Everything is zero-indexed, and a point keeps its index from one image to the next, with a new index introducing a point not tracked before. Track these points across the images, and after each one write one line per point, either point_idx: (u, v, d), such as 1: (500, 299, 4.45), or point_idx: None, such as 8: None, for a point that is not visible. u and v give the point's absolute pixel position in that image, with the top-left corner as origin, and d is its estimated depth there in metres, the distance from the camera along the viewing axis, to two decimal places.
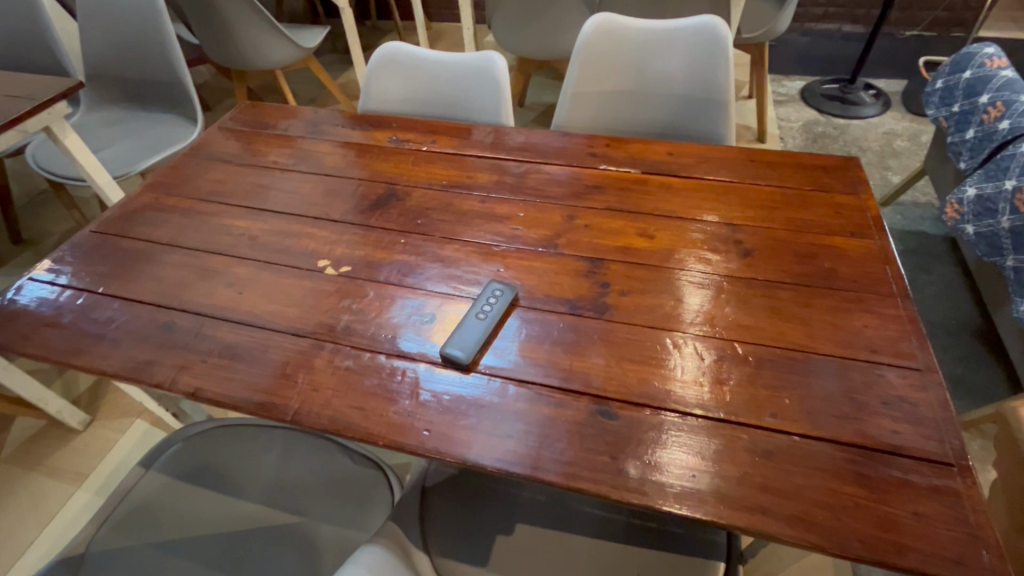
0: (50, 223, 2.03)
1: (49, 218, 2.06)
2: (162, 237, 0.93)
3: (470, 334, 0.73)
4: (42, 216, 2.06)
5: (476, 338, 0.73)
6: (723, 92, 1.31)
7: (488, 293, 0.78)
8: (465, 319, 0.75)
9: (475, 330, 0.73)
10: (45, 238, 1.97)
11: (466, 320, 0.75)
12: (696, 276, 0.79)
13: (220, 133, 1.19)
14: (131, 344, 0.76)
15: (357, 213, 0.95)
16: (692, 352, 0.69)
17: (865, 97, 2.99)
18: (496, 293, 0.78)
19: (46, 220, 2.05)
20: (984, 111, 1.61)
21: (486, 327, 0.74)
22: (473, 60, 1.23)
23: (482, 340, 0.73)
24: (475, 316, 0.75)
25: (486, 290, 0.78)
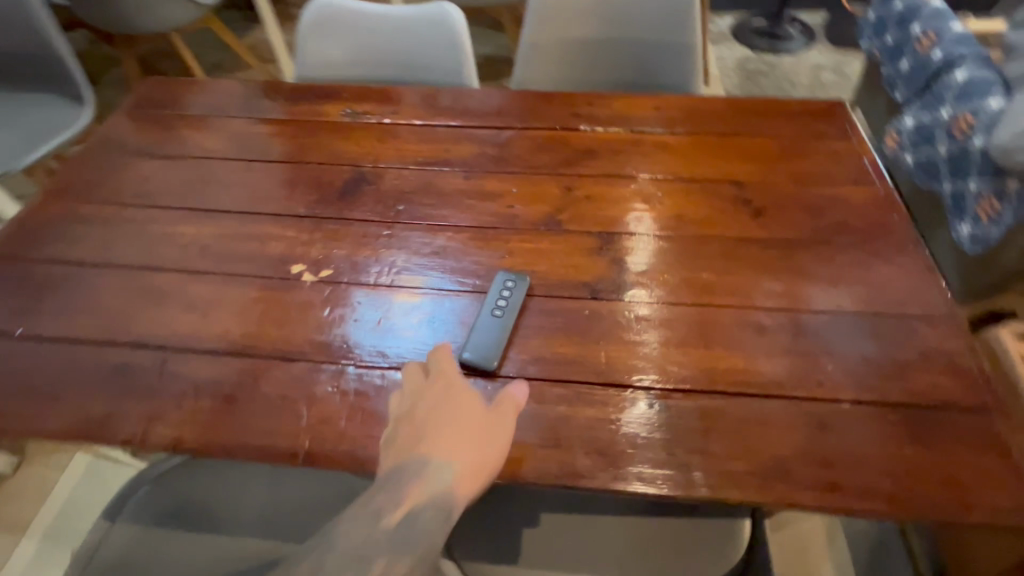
0: None
1: None
2: (86, 256, 0.76)
3: (487, 336, 0.66)
4: None
5: (494, 339, 0.66)
6: (689, 35, 1.25)
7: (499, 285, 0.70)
8: (478, 319, 0.68)
9: (491, 330, 0.66)
10: None
11: (480, 320, 0.67)
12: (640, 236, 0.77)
13: (129, 118, 0.99)
14: (78, 395, 0.63)
15: (325, 204, 0.82)
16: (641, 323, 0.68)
17: (792, 31, 3.04)
18: (507, 284, 0.71)
19: None
20: (917, 42, 1.60)
21: (504, 326, 0.67)
22: (424, 12, 1.08)
23: (502, 341, 0.66)
24: (489, 314, 0.68)
25: (496, 283, 0.71)
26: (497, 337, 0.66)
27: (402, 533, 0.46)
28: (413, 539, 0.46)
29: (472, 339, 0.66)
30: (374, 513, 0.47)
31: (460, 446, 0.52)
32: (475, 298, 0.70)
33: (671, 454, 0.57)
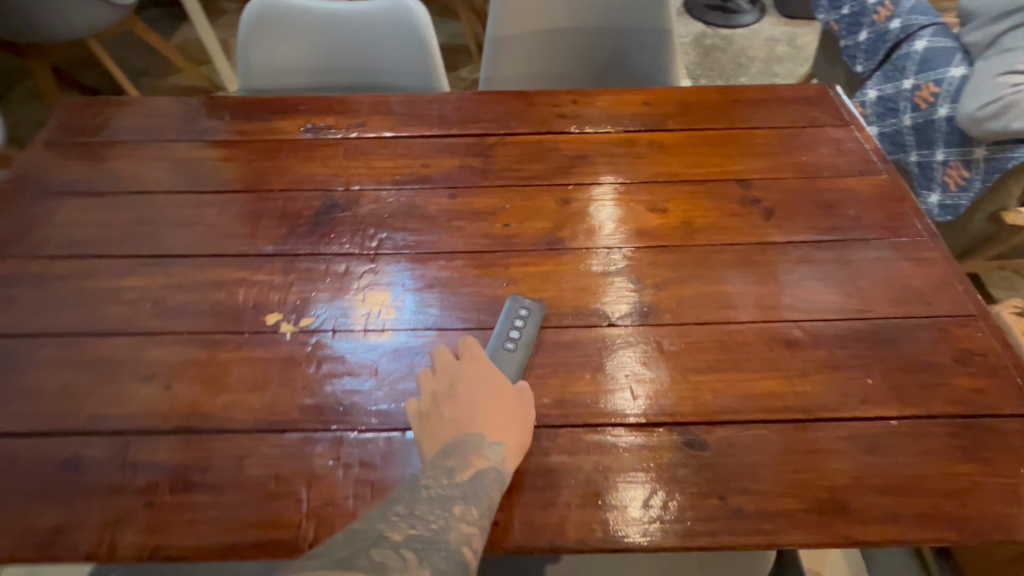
0: None
1: None
2: (12, 327, 0.64)
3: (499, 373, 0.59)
4: None
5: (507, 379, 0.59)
6: (663, 19, 1.19)
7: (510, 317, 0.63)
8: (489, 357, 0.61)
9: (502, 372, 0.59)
10: None
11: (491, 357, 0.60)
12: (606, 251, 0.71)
13: (47, 150, 0.85)
14: (21, 504, 0.52)
15: (295, 239, 0.72)
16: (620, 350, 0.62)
17: (743, 4, 3.03)
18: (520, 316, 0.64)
19: None
20: (874, 12, 1.53)
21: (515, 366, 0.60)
22: (382, 9, 0.98)
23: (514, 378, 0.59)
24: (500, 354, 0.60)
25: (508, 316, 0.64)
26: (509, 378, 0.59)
27: (474, 487, 0.47)
28: (480, 497, 0.47)
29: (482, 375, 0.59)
30: (446, 470, 0.48)
31: (509, 421, 0.54)
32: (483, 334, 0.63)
33: (721, 499, 0.52)
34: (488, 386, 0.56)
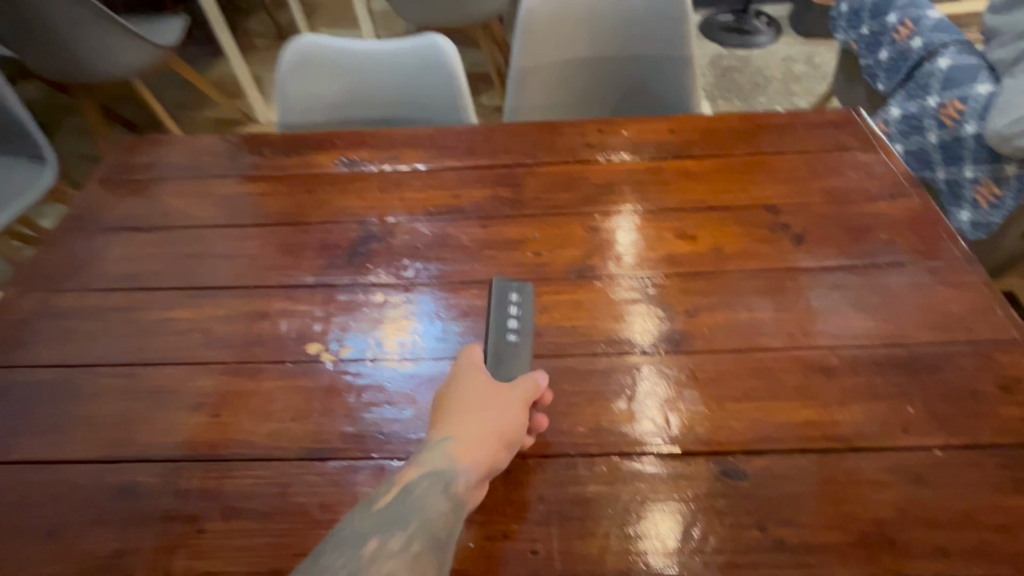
0: None
1: None
2: (70, 357, 0.68)
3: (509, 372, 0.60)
4: None
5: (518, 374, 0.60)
6: (684, 47, 1.22)
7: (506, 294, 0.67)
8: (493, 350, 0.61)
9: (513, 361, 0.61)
10: None
11: (495, 350, 0.61)
12: (630, 280, 0.72)
13: (103, 187, 0.91)
14: (81, 530, 0.55)
15: (333, 269, 0.75)
16: (644, 378, 0.62)
17: (759, 25, 3.05)
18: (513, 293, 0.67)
19: None
20: (894, 31, 1.53)
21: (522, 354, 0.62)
22: (413, 46, 1.02)
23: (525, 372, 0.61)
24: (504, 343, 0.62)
25: (501, 295, 0.66)
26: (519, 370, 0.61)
27: (396, 508, 0.45)
28: (404, 515, 0.45)
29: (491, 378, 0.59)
30: (375, 496, 0.47)
31: (458, 423, 0.52)
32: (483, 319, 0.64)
33: (763, 529, 0.52)
34: (452, 388, 0.55)
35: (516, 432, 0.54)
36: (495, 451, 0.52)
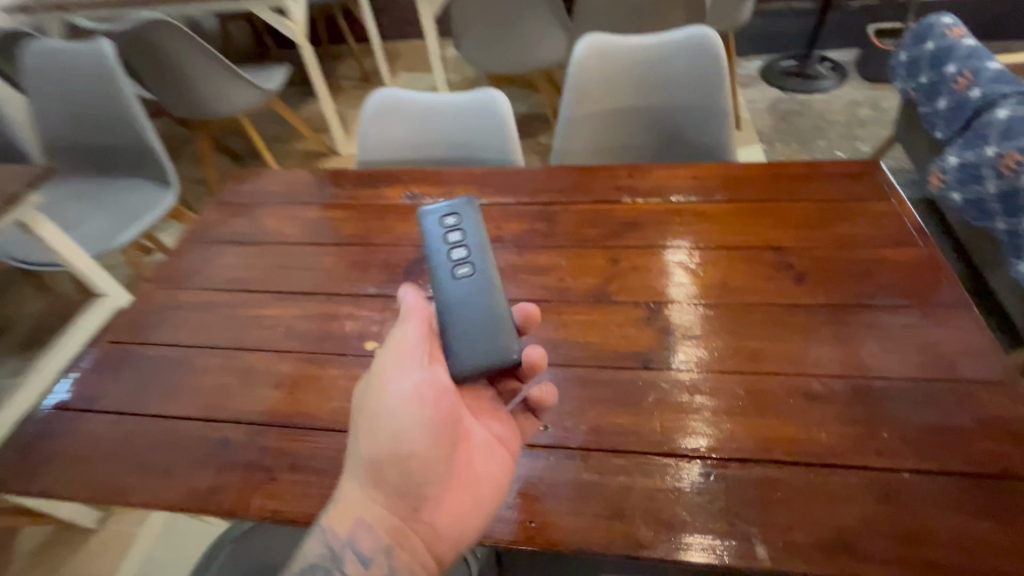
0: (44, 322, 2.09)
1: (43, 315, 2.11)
2: (187, 339, 0.87)
3: (471, 306, 0.64)
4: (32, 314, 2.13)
5: (487, 301, 0.65)
6: (721, 100, 1.32)
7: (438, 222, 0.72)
8: (448, 286, 0.66)
9: (479, 288, 0.66)
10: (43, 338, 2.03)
11: (450, 288, 0.66)
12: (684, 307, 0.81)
13: (219, 208, 1.13)
14: (186, 470, 0.71)
15: (392, 283, 0.91)
16: (698, 391, 0.71)
17: (820, 71, 3.06)
18: (445, 218, 0.72)
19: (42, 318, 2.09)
20: (954, 81, 1.71)
21: (480, 276, 0.67)
22: (473, 99, 1.19)
23: (496, 295, 0.65)
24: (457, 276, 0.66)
25: (435, 228, 0.71)
26: (490, 295, 0.65)
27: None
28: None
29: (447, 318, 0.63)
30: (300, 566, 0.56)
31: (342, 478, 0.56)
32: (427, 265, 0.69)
33: (732, 527, 0.59)
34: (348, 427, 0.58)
35: (385, 444, 0.54)
36: (383, 480, 0.54)
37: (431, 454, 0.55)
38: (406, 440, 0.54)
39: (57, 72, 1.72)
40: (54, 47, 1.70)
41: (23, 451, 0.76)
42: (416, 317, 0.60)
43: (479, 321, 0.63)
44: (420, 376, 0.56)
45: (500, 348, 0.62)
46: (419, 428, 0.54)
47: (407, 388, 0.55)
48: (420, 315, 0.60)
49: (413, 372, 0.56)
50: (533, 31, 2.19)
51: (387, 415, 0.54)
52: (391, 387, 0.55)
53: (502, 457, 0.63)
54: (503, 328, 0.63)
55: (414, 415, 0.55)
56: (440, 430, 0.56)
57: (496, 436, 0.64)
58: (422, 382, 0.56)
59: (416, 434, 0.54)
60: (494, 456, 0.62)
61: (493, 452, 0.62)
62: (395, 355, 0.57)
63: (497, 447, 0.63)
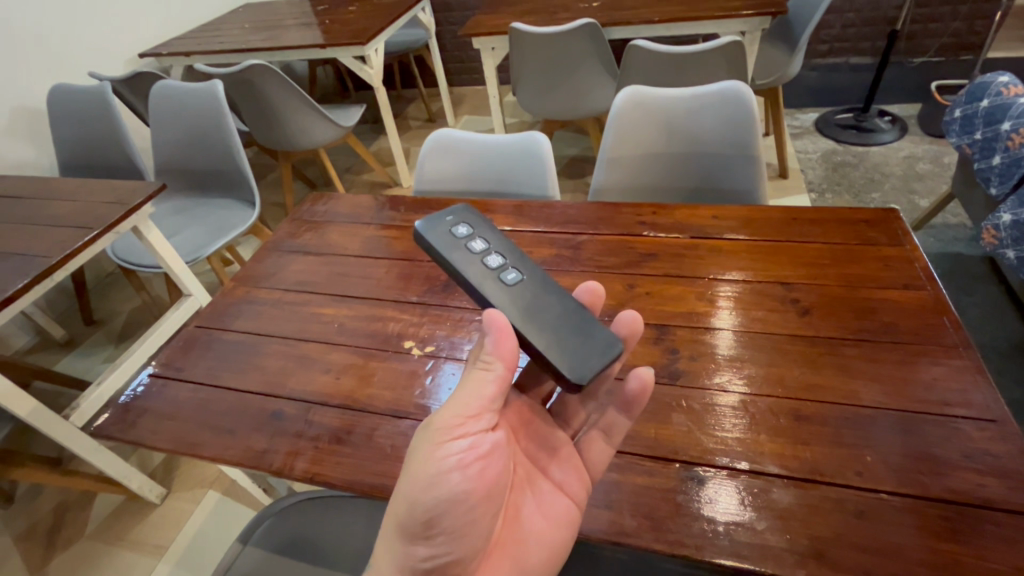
0: (137, 320, 2.39)
1: (138, 315, 2.42)
2: (257, 329, 1.03)
3: (545, 309, 0.71)
4: (129, 312, 2.45)
5: (552, 298, 0.73)
6: (752, 148, 1.39)
7: (454, 237, 0.81)
8: (506, 294, 0.73)
9: (539, 287, 0.74)
10: (134, 333, 2.32)
11: (510, 296, 0.73)
12: (719, 339, 0.86)
13: (295, 224, 1.32)
14: (247, 432, 0.84)
15: (431, 294, 1.03)
16: (724, 408, 0.77)
17: (880, 124, 3.01)
18: (454, 229, 0.82)
19: (136, 318, 2.40)
20: (1007, 138, 1.70)
21: (528, 277, 0.75)
22: (519, 140, 1.34)
23: (557, 289, 0.74)
24: (509, 281, 0.74)
25: (455, 244, 0.80)
26: (555, 291, 0.74)
27: None
28: None
29: (536, 331, 0.68)
30: None
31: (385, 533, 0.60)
32: (469, 282, 0.76)
33: (714, 527, 0.65)
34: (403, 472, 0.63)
35: (429, 507, 0.57)
36: (423, 539, 0.58)
37: (472, 515, 0.60)
38: (450, 503, 0.58)
39: (172, 106, 2.04)
40: (176, 86, 2.03)
41: (123, 406, 0.92)
42: (497, 373, 0.60)
43: (568, 321, 0.69)
44: (471, 441, 0.59)
45: (600, 338, 0.67)
46: (462, 499, 0.58)
47: (451, 457, 0.58)
48: (501, 372, 0.60)
49: (466, 436, 0.59)
50: (586, 80, 2.34)
51: (435, 480, 0.58)
52: (442, 452, 0.58)
53: (551, 512, 0.66)
54: (589, 319, 0.70)
55: (455, 483, 0.58)
56: (483, 494, 0.60)
57: (554, 483, 0.68)
58: (472, 447, 0.59)
59: (459, 499, 0.58)
60: (539, 508, 0.66)
61: (540, 502, 0.67)
62: (453, 417, 0.59)
63: (549, 497, 0.67)
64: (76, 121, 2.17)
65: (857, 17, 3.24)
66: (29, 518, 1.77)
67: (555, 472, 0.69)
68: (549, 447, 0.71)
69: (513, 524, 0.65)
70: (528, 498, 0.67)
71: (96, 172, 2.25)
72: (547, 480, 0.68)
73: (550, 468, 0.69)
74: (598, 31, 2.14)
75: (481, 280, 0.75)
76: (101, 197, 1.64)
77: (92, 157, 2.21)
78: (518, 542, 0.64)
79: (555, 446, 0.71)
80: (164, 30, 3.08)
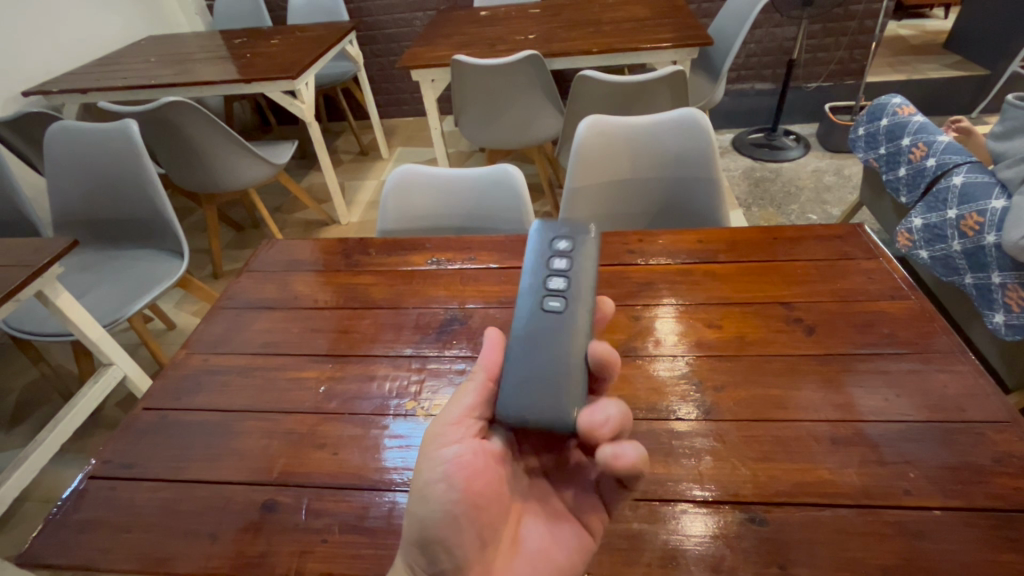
0: (33, 398, 2.03)
1: (35, 392, 2.06)
2: (224, 404, 0.88)
3: (552, 345, 0.63)
4: (22, 390, 2.07)
5: (569, 341, 0.64)
6: (712, 171, 1.45)
7: (551, 244, 0.74)
8: (535, 316, 0.66)
9: (567, 331, 0.65)
10: (31, 415, 1.97)
11: (536, 318, 0.66)
12: (680, 364, 0.87)
13: (249, 277, 1.17)
14: (232, 535, 0.71)
15: (425, 344, 0.95)
16: (695, 439, 0.76)
17: (787, 143, 3.30)
18: (557, 241, 0.74)
19: (32, 396, 2.04)
20: (910, 152, 1.90)
21: (569, 312, 0.66)
22: (490, 173, 1.28)
23: (575, 340, 0.64)
24: (548, 308, 0.67)
25: (545, 250, 0.74)
26: (570, 340, 0.64)
27: None
28: None
29: (521, 355, 0.63)
30: None
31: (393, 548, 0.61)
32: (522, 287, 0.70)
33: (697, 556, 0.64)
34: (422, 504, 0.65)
35: (425, 520, 0.57)
36: (421, 551, 0.57)
37: (465, 527, 0.57)
38: (440, 517, 0.57)
39: (73, 149, 1.78)
40: (78, 126, 1.77)
41: (59, 522, 0.74)
42: (479, 381, 0.63)
43: (558, 368, 0.61)
44: (459, 449, 0.59)
45: (557, 408, 0.58)
46: (451, 510, 0.57)
47: (437, 467, 0.58)
48: (482, 382, 0.63)
49: (454, 444, 0.59)
50: (530, 110, 2.36)
51: (426, 491, 0.57)
52: (430, 464, 0.58)
53: (562, 535, 0.63)
54: (572, 383, 0.60)
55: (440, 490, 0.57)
56: (474, 504, 0.58)
57: (567, 505, 0.65)
58: (460, 457, 0.59)
59: (451, 511, 0.57)
60: (549, 528, 0.63)
61: (551, 520, 0.64)
62: (440, 425, 0.60)
63: (560, 519, 0.64)
64: None
65: (758, 48, 3.57)
66: None
67: (570, 495, 0.65)
68: (568, 468, 0.66)
69: (519, 540, 0.62)
70: (539, 518, 0.64)
71: None
72: (560, 500, 0.65)
73: (563, 487, 0.66)
74: (540, 62, 2.16)
75: (530, 290, 0.69)
76: None
77: None
78: (525, 560, 0.61)
79: (581, 471, 0.66)
80: (51, 65, 2.74)
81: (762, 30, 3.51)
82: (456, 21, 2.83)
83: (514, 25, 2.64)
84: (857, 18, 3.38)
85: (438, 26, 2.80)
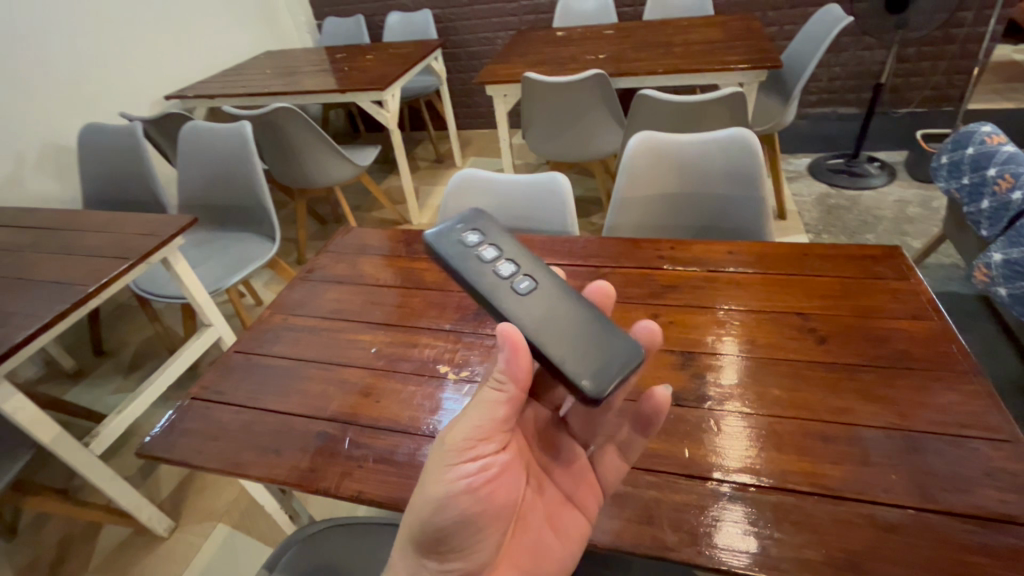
0: (147, 352, 2.40)
1: (149, 347, 2.43)
2: (296, 355, 1.06)
3: (560, 312, 0.72)
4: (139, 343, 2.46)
5: (571, 305, 0.73)
6: (758, 189, 1.48)
7: (465, 245, 0.81)
8: (522, 302, 0.73)
9: (554, 296, 0.74)
10: (144, 364, 2.33)
11: (523, 304, 0.73)
12: (688, 359, 0.94)
13: (327, 256, 1.38)
14: (292, 454, 0.87)
15: (464, 322, 1.08)
16: (727, 426, 0.82)
17: (870, 169, 3.14)
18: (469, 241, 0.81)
19: (146, 350, 2.41)
20: (995, 183, 1.79)
21: (541, 283, 0.76)
22: (542, 180, 1.41)
23: (573, 297, 0.74)
24: (522, 287, 0.75)
25: (468, 253, 0.80)
26: (573, 299, 0.74)
27: None
28: None
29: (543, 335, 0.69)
30: None
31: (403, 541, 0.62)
32: (483, 290, 0.76)
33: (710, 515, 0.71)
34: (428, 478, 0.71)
35: (442, 526, 0.58)
36: (433, 549, 0.59)
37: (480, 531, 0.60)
38: (458, 522, 0.58)
39: (199, 145, 2.12)
40: (205, 126, 2.11)
41: (165, 428, 0.95)
42: (510, 393, 0.58)
43: (589, 332, 0.69)
44: (482, 462, 0.59)
45: (614, 349, 0.66)
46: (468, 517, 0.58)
47: (458, 480, 0.58)
48: (513, 393, 0.58)
49: (478, 456, 0.59)
50: (594, 126, 2.47)
51: (446, 500, 0.57)
52: (452, 476, 0.58)
53: (563, 525, 0.68)
54: (610, 336, 0.68)
55: (459, 501, 0.58)
56: (490, 512, 0.60)
57: (564, 494, 0.70)
58: (482, 469, 0.59)
59: (467, 518, 0.59)
60: (548, 521, 0.68)
61: (550, 514, 0.68)
62: (463, 439, 0.58)
63: (557, 510, 0.69)
64: (103, 157, 2.25)
65: (843, 71, 3.46)
66: (34, 550, 1.70)
67: (566, 483, 0.70)
68: (563, 454, 0.72)
69: (522, 533, 0.66)
70: (540, 513, 0.68)
71: (120, 206, 2.32)
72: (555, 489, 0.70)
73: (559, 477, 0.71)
74: (606, 81, 2.27)
75: (496, 291, 0.75)
76: (134, 229, 1.70)
77: (116, 192, 2.29)
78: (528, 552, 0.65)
79: (574, 458, 0.72)
80: (189, 75, 3.23)
81: (849, 52, 3.39)
82: (533, 41, 3.01)
83: (587, 45, 2.78)
84: (958, 42, 3.19)
85: (517, 45, 2.99)
